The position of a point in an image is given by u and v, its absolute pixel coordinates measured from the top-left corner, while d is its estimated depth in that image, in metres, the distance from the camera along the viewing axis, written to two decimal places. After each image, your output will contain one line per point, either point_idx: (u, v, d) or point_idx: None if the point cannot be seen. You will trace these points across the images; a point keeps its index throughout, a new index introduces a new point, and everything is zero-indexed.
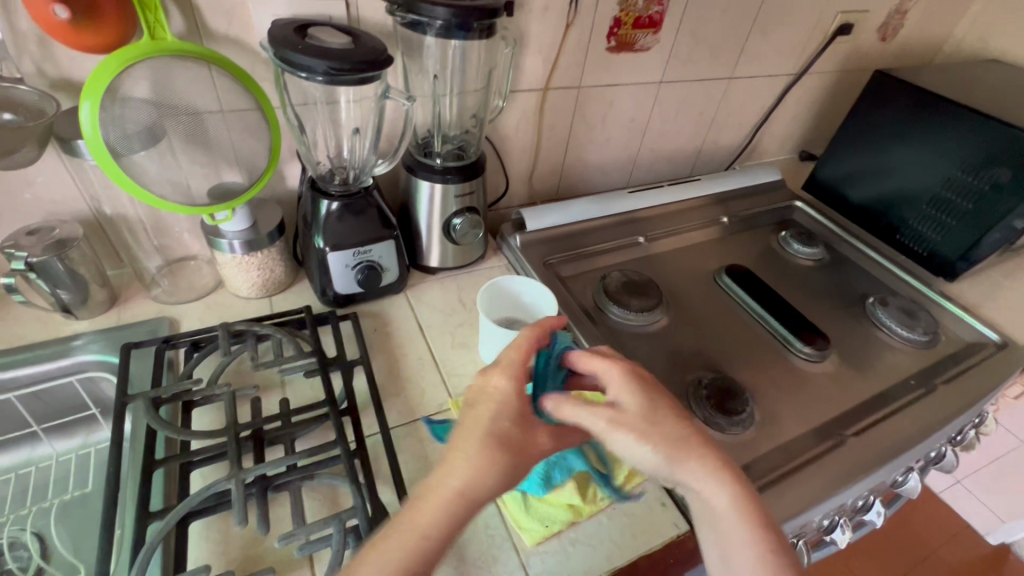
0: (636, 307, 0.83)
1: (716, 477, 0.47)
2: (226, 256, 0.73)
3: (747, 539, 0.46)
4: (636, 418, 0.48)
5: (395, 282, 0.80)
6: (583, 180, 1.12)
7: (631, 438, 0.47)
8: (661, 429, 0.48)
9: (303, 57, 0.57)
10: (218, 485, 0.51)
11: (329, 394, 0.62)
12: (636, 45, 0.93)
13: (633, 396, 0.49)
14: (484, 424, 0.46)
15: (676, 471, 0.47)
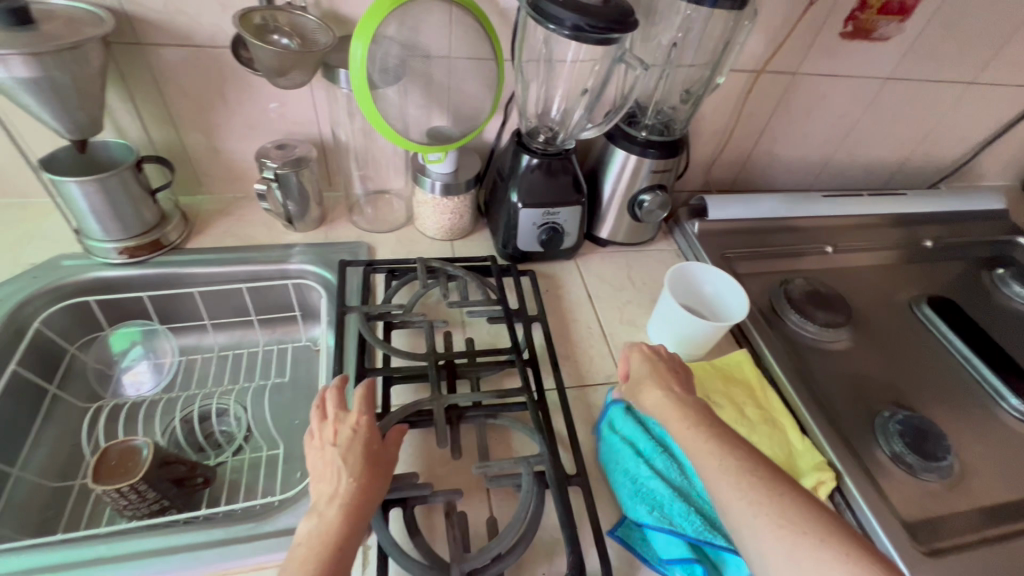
0: (820, 320, 0.77)
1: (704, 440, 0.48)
2: (426, 194, 0.78)
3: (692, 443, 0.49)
4: (650, 367, 0.58)
5: (571, 248, 0.81)
6: (765, 176, 1.04)
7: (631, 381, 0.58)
8: (661, 373, 0.57)
9: (557, 10, 0.58)
10: (420, 405, 0.56)
11: (515, 345, 0.64)
12: (875, 32, 0.83)
13: (645, 358, 0.59)
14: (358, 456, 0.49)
15: (654, 396, 0.55)
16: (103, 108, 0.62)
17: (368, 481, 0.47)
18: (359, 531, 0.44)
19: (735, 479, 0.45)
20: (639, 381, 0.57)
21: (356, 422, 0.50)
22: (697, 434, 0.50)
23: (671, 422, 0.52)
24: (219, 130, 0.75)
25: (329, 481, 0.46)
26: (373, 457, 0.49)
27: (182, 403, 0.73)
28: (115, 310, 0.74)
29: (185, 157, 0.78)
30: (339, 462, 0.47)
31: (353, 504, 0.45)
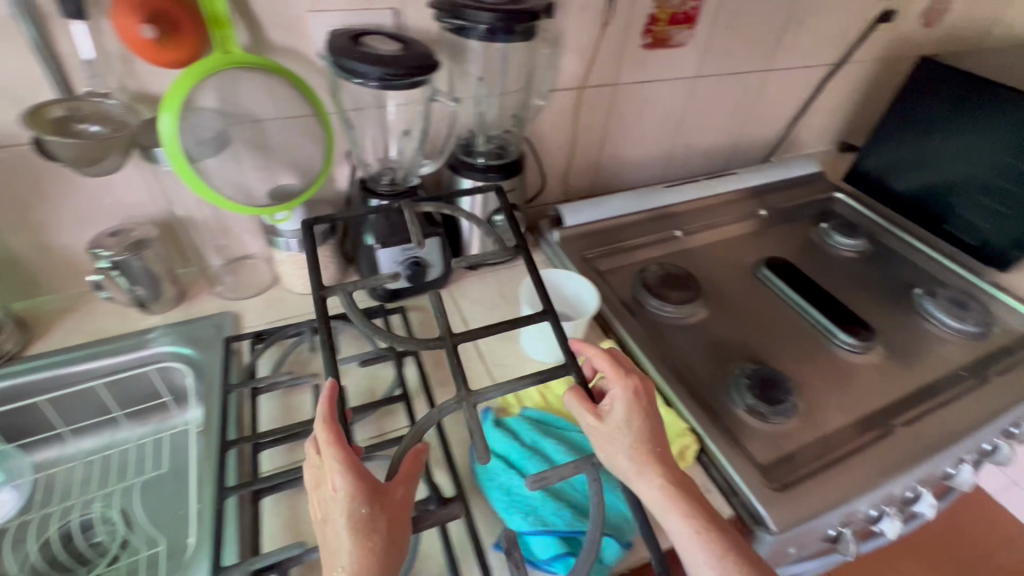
0: (674, 298, 0.83)
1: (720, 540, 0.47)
2: (284, 253, 0.78)
3: (695, 554, 0.46)
4: (638, 431, 0.51)
5: (440, 277, 0.83)
6: (618, 177, 1.13)
7: (604, 438, 0.52)
8: (649, 442, 0.51)
9: (359, 65, 0.61)
10: (448, 408, 0.54)
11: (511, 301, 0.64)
12: (671, 40, 0.94)
13: (634, 412, 0.52)
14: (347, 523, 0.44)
15: (647, 479, 0.49)
16: None
17: (369, 539, 0.43)
18: None
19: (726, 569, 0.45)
20: (624, 446, 0.51)
21: (333, 484, 0.45)
22: (706, 545, 0.46)
23: (667, 520, 0.48)
24: (45, 226, 0.72)
25: (330, 560, 0.43)
26: (366, 523, 0.44)
27: (40, 525, 0.67)
28: None
29: (13, 260, 0.73)
30: (329, 538, 0.44)
31: None
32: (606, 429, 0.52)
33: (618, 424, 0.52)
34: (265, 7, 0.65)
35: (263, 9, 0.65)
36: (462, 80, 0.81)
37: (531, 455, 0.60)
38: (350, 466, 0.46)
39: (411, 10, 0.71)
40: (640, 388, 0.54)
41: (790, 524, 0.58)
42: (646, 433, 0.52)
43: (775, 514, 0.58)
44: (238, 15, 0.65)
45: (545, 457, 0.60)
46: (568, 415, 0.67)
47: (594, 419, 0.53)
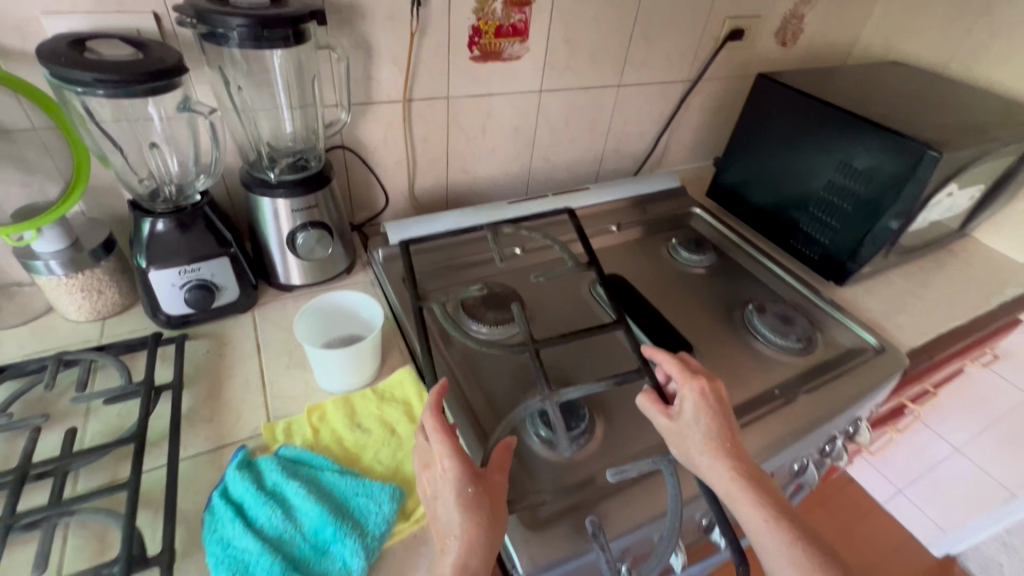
0: (489, 320, 0.79)
1: (775, 512, 0.55)
2: (45, 278, 0.70)
3: (758, 527, 0.55)
4: (704, 427, 0.61)
5: (237, 300, 0.77)
6: (473, 192, 1.10)
7: (681, 436, 0.62)
8: (718, 438, 0.60)
9: (71, 71, 0.54)
10: (534, 405, 0.65)
11: (614, 313, 0.76)
12: (503, 53, 0.92)
13: (701, 409, 0.62)
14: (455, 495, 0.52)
15: (718, 470, 0.58)
16: None
17: (476, 513, 0.51)
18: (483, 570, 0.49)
19: (770, 527, 0.55)
20: (695, 443, 0.60)
21: (443, 467, 0.53)
22: (772, 522, 0.55)
23: (737, 505, 0.56)
24: None
25: (443, 528, 0.51)
26: (472, 501, 0.52)
27: None
28: None
29: None
30: (467, 508, 0.51)
31: (468, 550, 0.49)
32: (673, 427, 0.62)
33: (687, 420, 0.62)
34: None
35: None
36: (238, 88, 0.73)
37: (268, 503, 0.54)
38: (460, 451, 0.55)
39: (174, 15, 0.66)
40: (707, 388, 0.63)
41: (544, 566, 0.55)
42: (715, 430, 0.60)
43: (525, 557, 0.55)
44: None
45: (282, 504, 0.54)
46: (337, 451, 0.62)
47: (705, 416, 0.61)
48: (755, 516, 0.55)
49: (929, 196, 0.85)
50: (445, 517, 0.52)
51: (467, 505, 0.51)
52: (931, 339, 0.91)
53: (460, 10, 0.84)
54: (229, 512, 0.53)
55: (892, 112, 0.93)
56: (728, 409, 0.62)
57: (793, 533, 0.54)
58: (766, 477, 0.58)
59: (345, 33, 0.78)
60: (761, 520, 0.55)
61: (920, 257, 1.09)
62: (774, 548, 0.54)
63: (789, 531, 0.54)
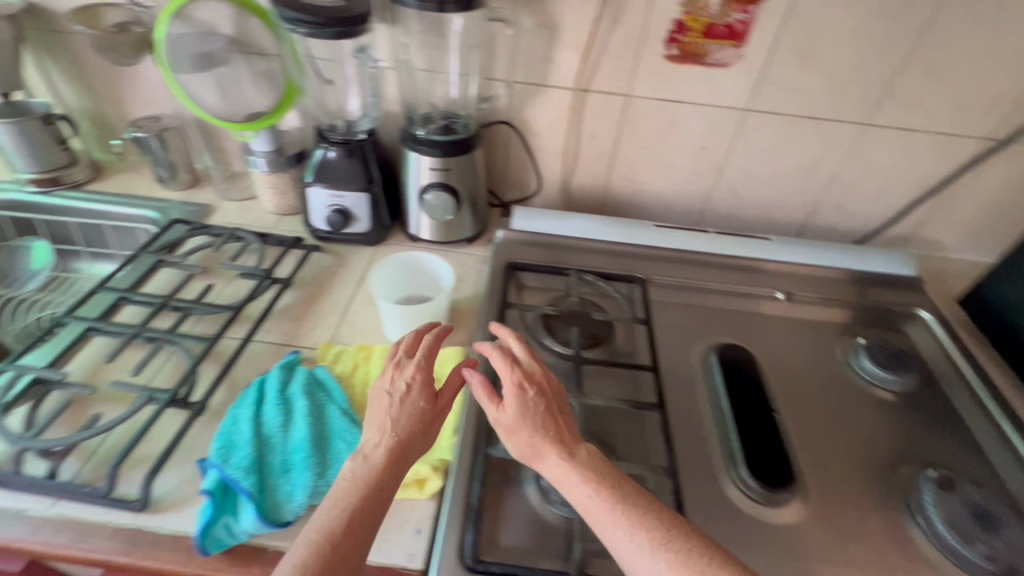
0: (563, 340, 0.71)
1: (630, 506, 0.47)
2: (255, 171, 0.90)
3: (611, 522, 0.46)
4: (531, 417, 0.52)
5: (368, 234, 0.87)
6: (633, 205, 0.99)
7: (511, 433, 0.52)
8: (552, 424, 0.52)
9: (284, 10, 0.66)
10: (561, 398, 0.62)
11: (653, 359, 0.68)
12: (707, 57, 0.78)
13: (529, 399, 0.53)
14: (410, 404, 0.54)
15: (546, 456, 0.50)
16: (18, 72, 0.85)
17: (419, 418, 0.54)
18: (399, 471, 0.50)
19: (649, 548, 0.44)
20: (526, 439, 0.51)
21: (411, 375, 0.56)
22: (618, 517, 0.46)
23: (570, 489, 0.49)
24: (125, 103, 0.96)
25: (383, 422, 0.52)
26: (420, 415, 0.54)
27: (40, 306, 0.92)
28: (19, 227, 0.95)
29: (104, 122, 0.99)
30: (400, 426, 0.52)
31: (388, 447, 0.51)
32: (504, 421, 0.53)
33: (513, 409, 0.52)
34: None
35: None
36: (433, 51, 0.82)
37: (278, 404, 0.60)
38: (419, 379, 0.56)
39: None
40: (527, 375, 0.55)
41: None
42: (546, 418, 0.52)
43: None
44: None
45: (286, 410, 0.60)
46: (356, 393, 0.65)
47: (535, 403, 0.53)
48: (582, 501, 0.48)
49: None
50: (385, 417, 0.53)
51: (417, 416, 0.54)
52: None
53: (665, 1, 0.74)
54: (251, 396, 0.61)
55: None
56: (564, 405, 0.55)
57: (671, 542, 0.44)
58: (620, 477, 0.49)
59: (533, 11, 0.77)
60: (598, 511, 0.47)
61: None
62: (626, 536, 0.45)
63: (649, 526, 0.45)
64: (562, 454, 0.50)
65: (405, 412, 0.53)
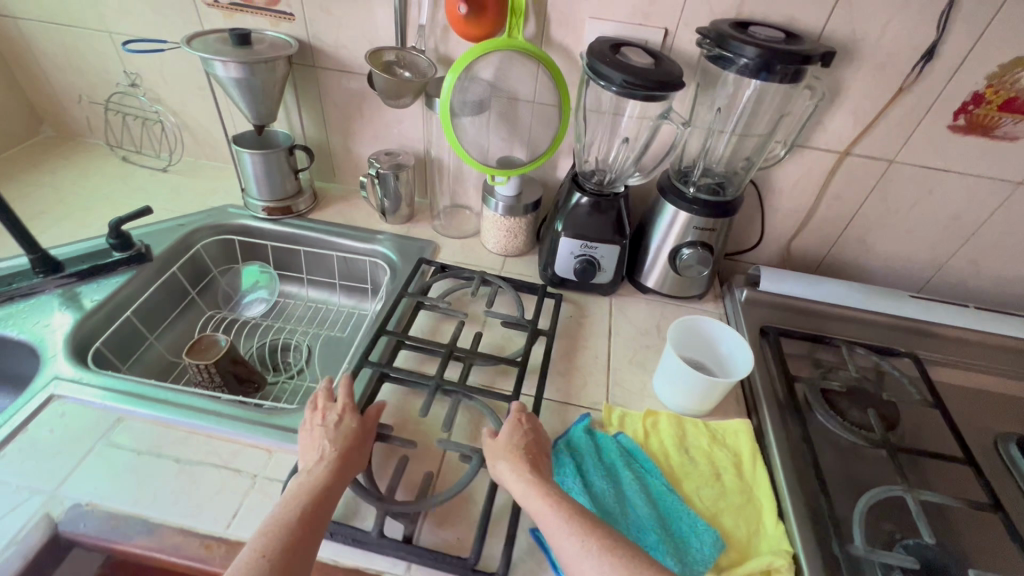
0: (856, 420, 0.68)
1: (587, 529, 0.48)
2: (490, 212, 0.90)
3: (577, 552, 0.47)
4: (511, 441, 0.57)
5: (607, 284, 0.86)
6: (856, 266, 0.96)
7: (492, 454, 0.57)
8: (529, 451, 0.56)
9: (607, 69, 0.66)
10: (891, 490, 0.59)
11: (965, 451, 0.64)
12: (996, 130, 0.76)
13: (514, 428, 0.59)
14: (345, 438, 0.56)
15: (513, 474, 0.54)
16: (278, 104, 0.87)
17: (352, 448, 0.56)
18: (336, 490, 0.52)
19: (598, 559, 0.46)
20: (497, 459, 0.56)
21: (334, 410, 0.59)
22: (578, 538, 0.47)
23: (533, 506, 0.51)
24: (355, 135, 0.97)
25: (315, 450, 0.55)
26: (354, 437, 0.57)
27: (266, 331, 0.93)
28: (246, 250, 0.97)
29: (327, 151, 1.01)
30: (338, 448, 0.55)
31: (329, 467, 0.53)
32: (494, 445, 0.58)
33: (501, 436, 0.58)
34: (556, 7, 0.75)
35: (553, 8, 0.76)
36: (705, 108, 0.80)
37: (604, 477, 0.59)
38: (353, 408, 0.60)
39: (682, 32, 0.74)
40: (525, 412, 0.61)
41: None
42: (524, 442, 0.57)
43: None
44: (535, 11, 0.76)
45: (612, 486, 0.58)
46: (662, 463, 0.63)
47: (522, 429, 0.59)
48: (541, 519, 0.50)
49: None
50: (325, 446, 0.55)
51: (345, 441, 0.56)
52: None
53: (970, 73, 0.72)
54: (573, 465, 0.60)
55: None
56: (542, 436, 0.59)
57: (612, 550, 0.46)
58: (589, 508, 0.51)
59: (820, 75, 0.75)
60: (556, 529, 0.49)
61: None
62: (582, 551, 0.46)
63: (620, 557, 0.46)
64: (511, 462, 0.55)
65: (335, 442, 0.56)
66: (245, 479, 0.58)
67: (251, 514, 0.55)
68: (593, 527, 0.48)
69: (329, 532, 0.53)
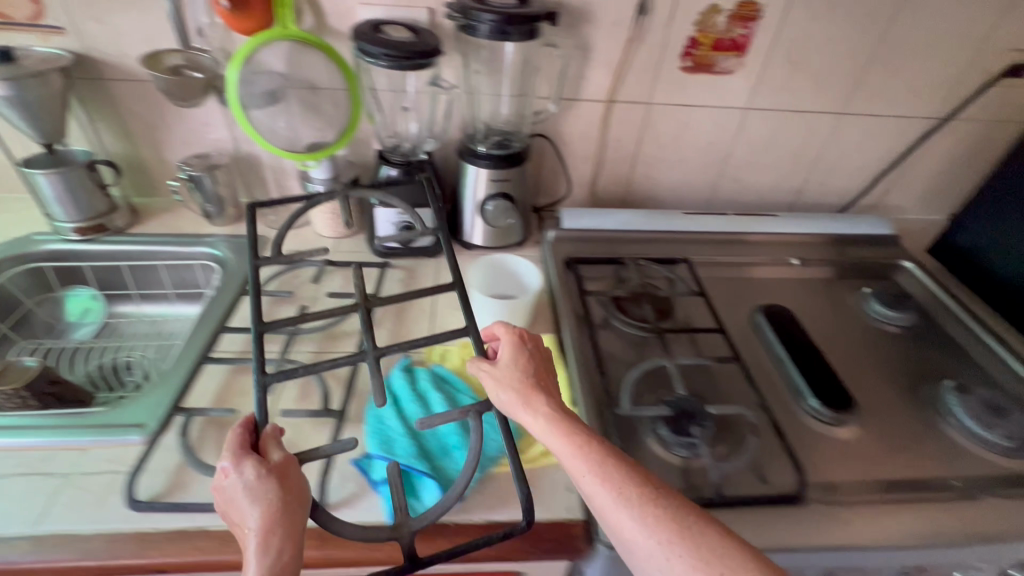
0: (638, 316, 0.82)
1: (617, 471, 0.50)
2: (312, 198, 0.94)
3: (606, 498, 0.48)
4: (519, 372, 0.59)
5: (431, 246, 0.93)
6: (652, 199, 1.11)
7: (500, 386, 0.58)
8: (532, 378, 0.59)
9: (371, 47, 0.74)
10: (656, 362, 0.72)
11: (718, 322, 0.79)
12: (715, 67, 0.93)
13: (516, 353, 0.61)
14: (263, 492, 0.49)
15: (531, 410, 0.56)
16: (66, 121, 0.85)
17: (270, 494, 0.49)
18: (283, 548, 0.46)
19: (645, 515, 0.47)
20: (506, 394, 0.57)
21: (239, 470, 0.50)
22: (605, 481, 0.49)
23: (550, 439, 0.53)
24: (164, 145, 0.97)
25: (238, 516, 0.48)
26: (282, 492, 0.49)
27: (97, 353, 0.91)
28: (63, 277, 0.94)
29: (139, 165, 0.99)
30: (261, 508, 0.48)
31: (260, 533, 0.47)
32: (492, 370, 0.60)
33: (505, 363, 0.60)
34: None
35: None
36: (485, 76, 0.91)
37: (416, 401, 0.66)
38: (246, 453, 0.51)
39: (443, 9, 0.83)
40: (524, 332, 0.64)
41: None
42: (529, 368, 0.60)
43: None
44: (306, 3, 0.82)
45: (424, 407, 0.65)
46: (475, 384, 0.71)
47: (517, 350, 0.62)
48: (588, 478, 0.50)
49: None
50: (247, 514, 0.48)
51: (264, 498, 0.48)
52: None
53: (682, 22, 0.88)
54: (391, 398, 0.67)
55: None
56: (541, 354, 0.63)
57: (650, 500, 0.48)
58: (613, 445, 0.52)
59: (570, 36, 0.88)
60: (590, 484, 0.50)
61: None
62: (619, 498, 0.48)
63: (658, 501, 0.48)
64: (527, 401, 0.56)
65: (251, 504, 0.48)
66: (56, 479, 0.59)
67: (64, 508, 0.56)
68: (631, 481, 0.49)
69: (145, 504, 0.56)
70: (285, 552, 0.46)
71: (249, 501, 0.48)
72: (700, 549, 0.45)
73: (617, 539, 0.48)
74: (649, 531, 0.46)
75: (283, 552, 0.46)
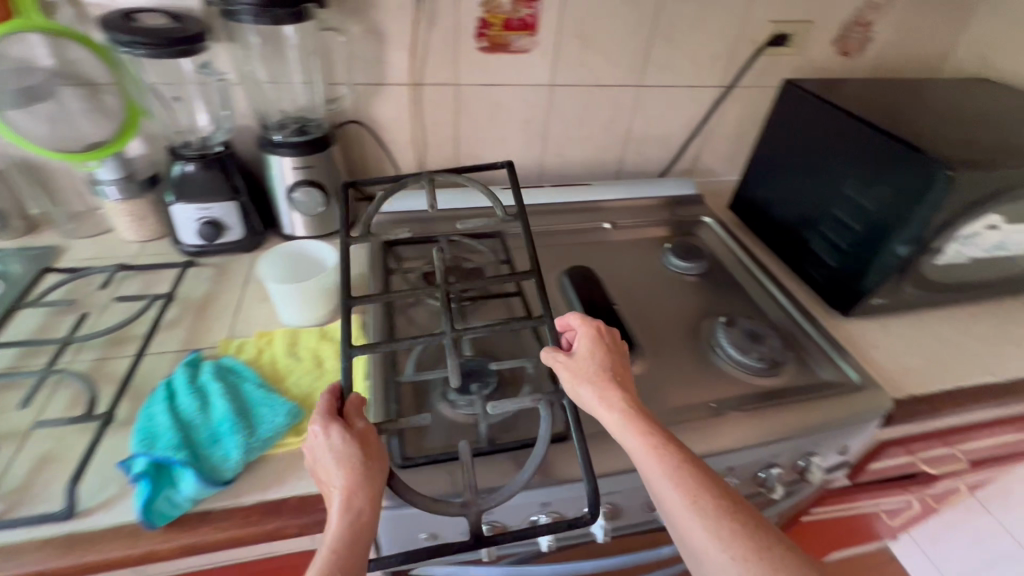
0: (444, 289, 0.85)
1: (702, 475, 0.50)
2: (107, 201, 0.89)
3: (670, 494, 0.49)
4: (595, 369, 0.59)
5: (242, 240, 0.91)
6: (483, 179, 1.15)
7: (576, 379, 0.59)
8: (611, 375, 0.59)
9: (120, 35, 0.70)
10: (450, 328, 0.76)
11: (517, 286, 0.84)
12: (511, 46, 0.97)
13: (593, 348, 0.62)
14: (350, 466, 0.50)
15: (607, 402, 0.56)
16: None
17: (354, 475, 0.50)
18: (365, 527, 0.47)
19: (715, 518, 0.47)
20: (590, 391, 0.57)
21: (320, 437, 0.52)
22: (678, 484, 0.49)
23: (626, 437, 0.54)
24: None
25: (329, 482, 0.50)
26: (357, 464, 0.50)
27: None
28: None
29: None
30: (347, 481, 0.49)
31: (345, 515, 0.47)
32: (573, 365, 0.60)
33: (582, 355, 0.61)
34: None
35: None
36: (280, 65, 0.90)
37: (192, 394, 0.64)
38: (331, 420, 0.53)
39: None
40: (598, 326, 0.64)
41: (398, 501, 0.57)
42: (608, 361, 0.60)
43: (380, 488, 0.58)
44: None
45: (200, 399, 0.64)
46: (266, 371, 0.71)
47: (591, 342, 0.62)
48: (640, 461, 0.52)
49: (945, 225, 0.74)
50: (336, 489, 0.49)
51: (352, 472, 0.49)
52: (938, 390, 0.78)
53: (467, 4, 0.91)
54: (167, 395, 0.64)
55: (917, 123, 0.82)
56: (619, 350, 0.63)
57: (720, 502, 0.48)
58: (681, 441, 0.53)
59: (358, 20, 0.89)
60: (655, 481, 0.51)
61: (964, 303, 0.93)
62: (687, 492, 0.49)
63: (713, 495, 0.49)
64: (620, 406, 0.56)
65: (332, 473, 0.50)
66: None
67: None
68: (704, 486, 0.49)
69: None
70: (363, 532, 0.47)
71: (337, 473, 0.50)
72: (759, 552, 0.46)
73: (669, 525, 0.50)
74: (704, 525, 0.47)
75: (359, 531, 0.47)
